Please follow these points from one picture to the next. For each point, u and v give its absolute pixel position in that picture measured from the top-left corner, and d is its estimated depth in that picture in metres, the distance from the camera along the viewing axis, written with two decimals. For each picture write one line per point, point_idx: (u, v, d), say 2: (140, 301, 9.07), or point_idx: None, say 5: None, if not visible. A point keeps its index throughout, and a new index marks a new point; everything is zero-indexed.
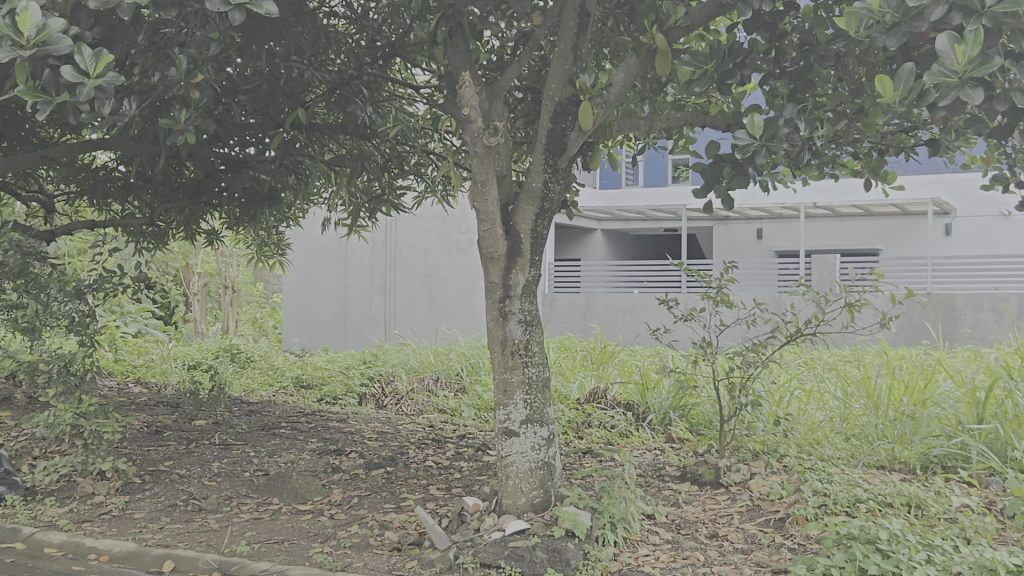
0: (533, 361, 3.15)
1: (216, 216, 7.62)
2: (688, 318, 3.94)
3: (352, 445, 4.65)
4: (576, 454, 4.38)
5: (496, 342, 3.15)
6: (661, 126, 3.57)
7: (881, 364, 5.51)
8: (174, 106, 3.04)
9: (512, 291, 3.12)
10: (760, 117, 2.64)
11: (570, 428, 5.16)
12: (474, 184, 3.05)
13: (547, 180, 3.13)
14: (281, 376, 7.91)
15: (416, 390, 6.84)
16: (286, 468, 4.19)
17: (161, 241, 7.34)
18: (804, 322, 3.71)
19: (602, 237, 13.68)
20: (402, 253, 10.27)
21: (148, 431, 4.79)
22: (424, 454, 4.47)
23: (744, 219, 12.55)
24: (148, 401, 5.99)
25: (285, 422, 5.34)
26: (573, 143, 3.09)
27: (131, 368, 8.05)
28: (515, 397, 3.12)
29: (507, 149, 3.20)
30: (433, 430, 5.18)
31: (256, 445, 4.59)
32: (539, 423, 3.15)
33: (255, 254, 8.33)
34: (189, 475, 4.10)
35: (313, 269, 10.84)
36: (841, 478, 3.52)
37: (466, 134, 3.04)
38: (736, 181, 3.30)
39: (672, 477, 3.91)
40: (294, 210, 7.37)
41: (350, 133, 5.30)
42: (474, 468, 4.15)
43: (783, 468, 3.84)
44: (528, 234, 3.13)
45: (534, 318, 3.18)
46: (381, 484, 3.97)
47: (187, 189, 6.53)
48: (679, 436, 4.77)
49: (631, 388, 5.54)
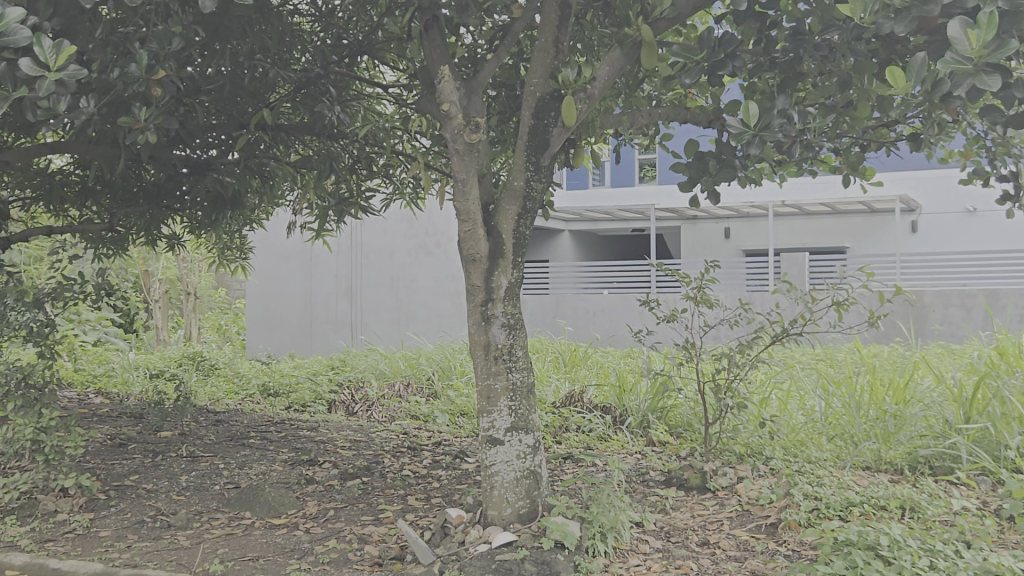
0: (517, 367, 3.04)
1: (177, 221, 7.43)
2: (672, 319, 3.85)
3: (325, 454, 4.52)
4: (556, 460, 4.27)
5: (478, 348, 3.04)
6: (642, 122, 3.48)
7: (860, 363, 5.45)
8: (137, 105, 2.90)
9: (495, 294, 3.01)
10: (755, 104, 2.58)
11: (548, 433, 5.05)
12: (454, 183, 2.93)
13: (529, 178, 3.02)
14: (248, 384, 7.73)
15: (387, 396, 6.69)
16: (257, 480, 4.04)
17: (121, 247, 7.14)
18: (790, 321, 3.63)
19: (569, 238, 13.60)
20: (368, 257, 10.13)
21: (112, 443, 4.62)
22: (400, 463, 4.34)
23: (712, 218, 12.54)
24: (110, 412, 5.80)
25: (254, 432, 5.19)
26: (557, 139, 2.98)
27: (91, 378, 7.83)
28: (499, 404, 3.01)
29: (486, 146, 3.08)
30: (408, 438, 5.05)
31: (226, 457, 4.43)
32: (525, 430, 3.04)
33: (217, 259, 8.14)
34: (157, 490, 3.94)
35: (276, 274, 10.63)
36: (832, 481, 3.45)
37: (446, 131, 2.93)
38: (723, 174, 3.27)
39: (656, 482, 3.81)
40: (258, 213, 7.20)
41: (318, 135, 5.16)
42: (453, 476, 4.03)
43: (770, 471, 3.76)
44: (510, 235, 3.03)
45: (518, 322, 3.07)
46: (357, 495, 3.84)
47: (147, 193, 6.34)
48: (660, 439, 4.68)
49: (607, 390, 5.44)
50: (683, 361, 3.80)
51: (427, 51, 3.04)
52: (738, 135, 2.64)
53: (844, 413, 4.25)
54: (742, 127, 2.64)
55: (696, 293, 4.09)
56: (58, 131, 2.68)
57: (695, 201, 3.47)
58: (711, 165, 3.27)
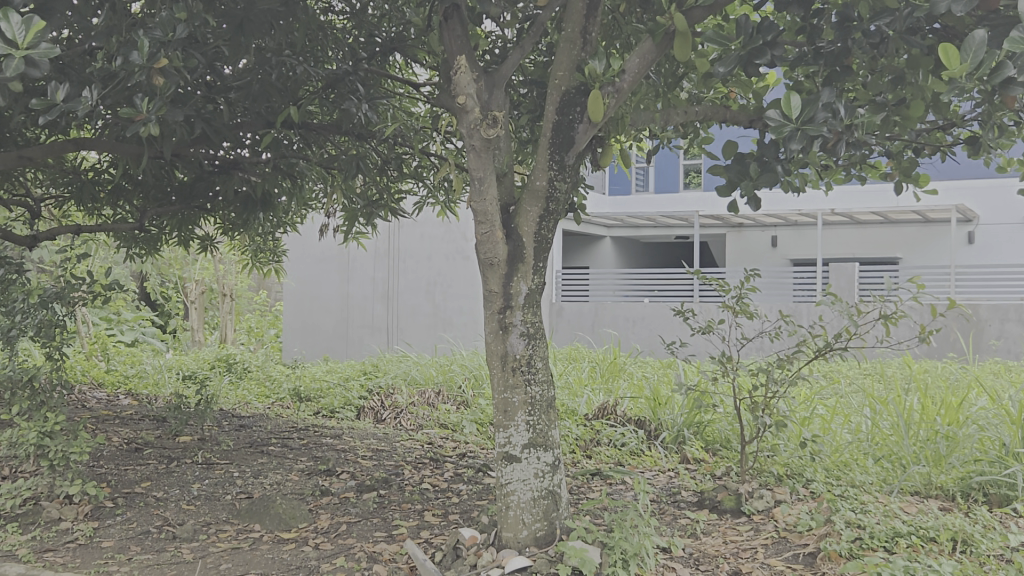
0: (536, 380, 2.84)
1: (210, 222, 7.34)
2: (707, 331, 3.62)
3: (344, 464, 4.35)
4: (584, 476, 4.07)
5: (496, 358, 2.85)
6: (678, 120, 3.26)
7: (911, 380, 5.18)
8: (139, 95, 2.75)
9: (514, 301, 2.82)
10: (797, 96, 2.38)
11: (578, 447, 4.84)
12: (471, 182, 2.74)
13: (552, 178, 2.82)
14: (279, 388, 7.61)
15: (416, 404, 6.50)
16: (271, 491, 3.88)
17: (153, 247, 7.06)
18: (834, 335, 3.38)
19: (612, 245, 13.37)
20: (405, 260, 9.99)
21: (128, 448, 4.50)
22: (420, 475, 4.16)
23: (759, 226, 12.25)
24: (133, 415, 5.69)
25: (275, 438, 5.04)
26: (582, 137, 2.77)
27: (122, 379, 7.76)
28: (516, 419, 2.82)
29: (508, 144, 2.89)
30: (432, 448, 4.87)
31: (241, 465, 4.28)
32: (544, 447, 2.84)
33: (251, 260, 8.04)
34: (167, 498, 3.80)
35: (312, 277, 10.52)
36: (877, 508, 3.21)
37: (462, 126, 2.74)
38: (765, 180, 3.06)
39: (688, 503, 3.59)
40: (292, 215, 7.08)
41: (346, 134, 5.01)
42: (474, 491, 3.85)
43: (810, 495, 3.52)
44: (531, 238, 2.83)
45: (538, 331, 2.87)
46: (372, 509, 3.66)
47: (177, 193, 6.24)
48: (694, 456, 4.46)
49: (642, 403, 5.21)
50: (719, 374, 3.56)
51: (445, 42, 2.84)
52: (776, 127, 2.44)
53: (892, 433, 4.01)
54: (782, 119, 2.44)
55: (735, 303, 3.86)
56: (52, 121, 2.53)
57: (734, 206, 3.25)
58: (753, 169, 3.07)
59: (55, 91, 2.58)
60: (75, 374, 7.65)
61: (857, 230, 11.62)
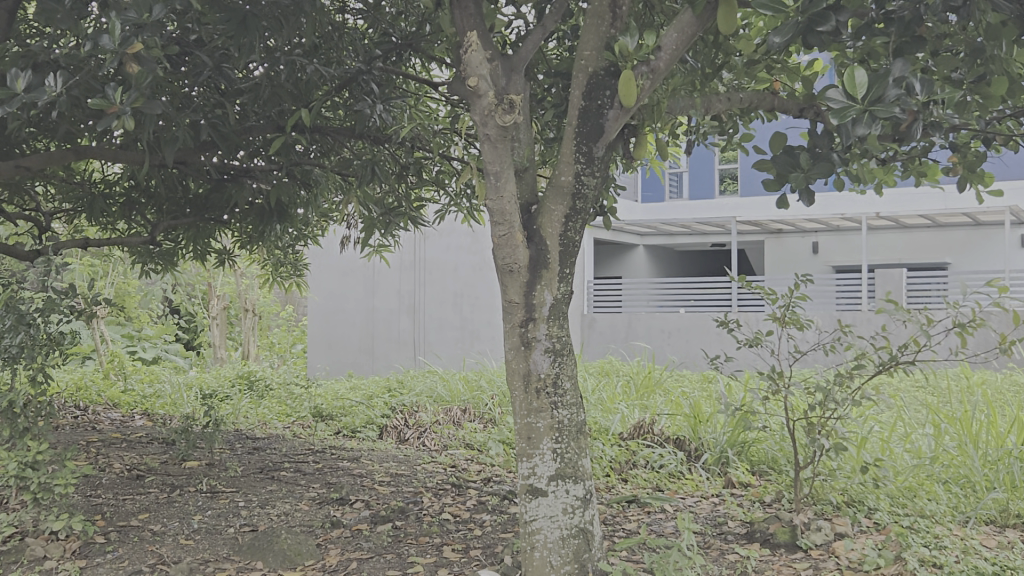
0: (563, 403, 2.50)
1: (228, 235, 7.05)
2: (755, 343, 3.24)
3: (359, 491, 4.02)
4: (619, 504, 3.73)
5: (517, 377, 2.51)
6: (720, 108, 2.92)
7: (972, 392, 4.77)
8: (111, 84, 2.43)
9: (538, 312, 2.48)
10: (862, 71, 2.01)
11: (613, 469, 4.47)
12: (485, 176, 2.37)
13: (579, 172, 2.48)
14: (301, 407, 7.31)
15: (441, 422, 6.16)
16: (278, 522, 3.56)
17: (170, 261, 6.79)
18: (899, 347, 3.00)
19: (645, 254, 13.00)
20: (431, 272, 9.69)
21: (129, 475, 4.20)
22: (441, 504, 3.81)
23: (799, 232, 11.83)
24: (141, 438, 5.39)
25: (289, 462, 4.72)
26: (613, 124, 2.43)
27: (138, 399, 7.48)
28: (542, 447, 2.48)
29: (528, 134, 2.55)
30: (456, 472, 4.53)
31: (248, 493, 3.96)
32: (573, 479, 2.50)
33: (271, 275, 7.76)
34: (163, 532, 3.48)
35: (336, 290, 10.23)
36: (954, 543, 2.84)
37: (476, 113, 2.34)
38: (818, 170, 2.69)
39: (736, 536, 3.21)
40: (311, 226, 6.78)
41: (360, 138, 4.69)
42: (498, 523, 3.51)
43: (874, 526, 3.15)
44: (556, 240, 2.50)
45: (565, 346, 2.53)
46: (386, 544, 3.33)
47: (192, 205, 5.97)
48: (741, 480, 4.10)
49: (681, 420, 4.84)
50: (771, 393, 3.18)
51: (458, 22, 2.52)
52: (839, 110, 2.05)
53: (959, 452, 3.64)
54: (846, 100, 2.05)
55: (784, 314, 3.47)
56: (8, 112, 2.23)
57: (784, 203, 2.90)
58: (804, 160, 2.71)
59: (14, 81, 2.29)
60: (89, 395, 7.37)
61: (902, 234, 11.18)
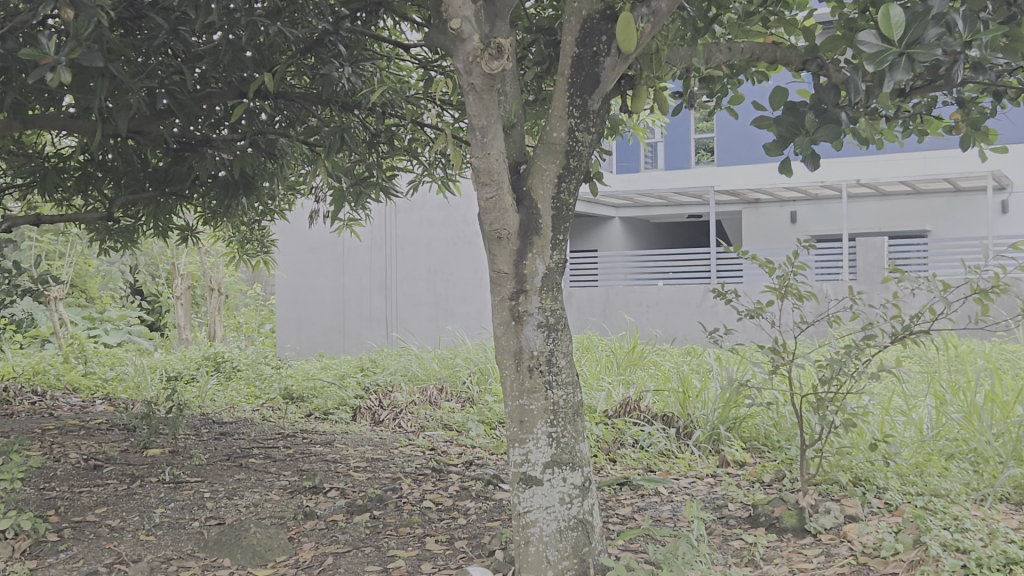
0: (558, 382, 2.28)
1: (190, 211, 6.74)
2: (757, 315, 3.01)
3: (334, 478, 3.79)
4: (611, 487, 3.53)
5: (507, 355, 2.28)
6: (721, 58, 2.69)
7: (971, 360, 4.60)
8: (44, 32, 2.18)
9: (529, 284, 2.24)
10: (898, 8, 1.73)
11: (600, 449, 4.25)
12: (470, 133, 2.11)
13: (573, 127, 2.24)
14: (270, 388, 7.05)
15: (417, 402, 5.92)
16: (246, 515, 3.32)
17: (130, 238, 6.47)
18: (913, 316, 2.80)
19: (620, 226, 12.79)
20: (403, 248, 9.46)
21: (86, 466, 3.93)
22: (421, 491, 3.58)
23: (776, 201, 11.69)
24: (100, 425, 5.10)
25: (258, 449, 4.47)
26: (610, 74, 2.19)
27: (99, 384, 7.17)
28: (536, 431, 2.26)
29: (514, 86, 2.30)
30: (435, 455, 4.29)
31: (214, 483, 3.71)
32: (570, 465, 2.28)
33: (236, 252, 7.45)
34: (122, 528, 3.22)
35: (305, 267, 9.87)
36: (977, 525, 2.66)
37: (458, 60, 2.06)
38: (824, 131, 2.44)
39: (738, 520, 3.01)
40: (279, 201, 6.49)
41: (328, 103, 4.41)
42: (483, 510, 3.29)
43: (886, 507, 2.96)
44: (548, 204, 2.27)
45: (560, 321, 2.31)
46: (364, 536, 3.10)
47: (151, 178, 5.71)
48: (736, 458, 3.90)
49: (669, 396, 4.63)
50: (775, 368, 2.96)
51: None
52: (875, 56, 1.79)
53: (969, 426, 3.46)
54: (882, 44, 1.79)
55: (785, 282, 3.24)
56: None
57: (786, 169, 2.57)
58: (807, 121, 2.46)
59: None
60: (47, 380, 7.06)
61: (881, 202, 11.04)
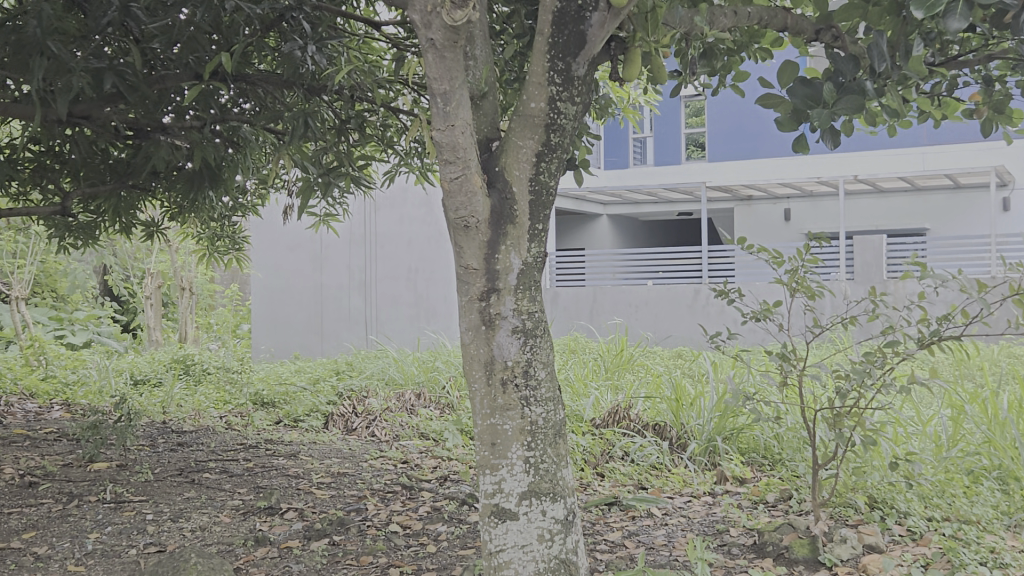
0: (537, 398, 1.94)
1: (155, 205, 6.33)
2: (764, 317, 2.67)
3: (294, 497, 3.43)
4: (599, 508, 3.19)
5: (476, 366, 1.93)
6: (726, 23, 2.37)
7: (986, 367, 4.28)
8: None
9: (503, 282, 1.90)
10: None
11: (587, 464, 3.90)
12: (430, 99, 1.75)
13: (553, 97, 1.91)
14: (240, 393, 6.66)
15: (393, 409, 5.56)
16: (191, 541, 2.96)
17: (90, 236, 6.08)
18: (942, 320, 2.46)
19: (607, 223, 12.47)
20: (383, 246, 9.10)
21: (21, 483, 3.56)
22: (388, 512, 3.24)
23: (770, 199, 11.42)
24: (47, 435, 4.72)
25: (215, 462, 4.09)
26: (598, 31, 1.84)
27: (57, 389, 6.77)
28: (510, 455, 1.92)
29: (483, 47, 1.96)
30: (408, 470, 3.92)
31: (159, 503, 3.35)
32: (550, 496, 1.94)
33: (207, 250, 7.05)
34: (48, 557, 2.85)
35: (281, 266, 9.51)
36: (1017, 561, 2.38)
37: (415, 10, 1.69)
38: (846, 105, 1.97)
39: (742, 548, 2.66)
40: (251, 195, 6.09)
41: (291, 86, 4.04)
42: (456, 536, 2.94)
43: (908, 535, 2.64)
44: (525, 189, 1.92)
45: (539, 326, 1.96)
46: (321, 566, 2.74)
47: (112, 170, 5.04)
48: (734, 474, 3.57)
49: (661, 404, 4.29)
50: (784, 377, 2.62)
51: None
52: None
53: (997, 440, 3.14)
54: None
55: (794, 278, 2.89)
56: None
57: (801, 149, 2.22)
58: (826, 92, 2.00)
59: None
60: (3, 384, 6.66)
61: (879, 199, 10.77)
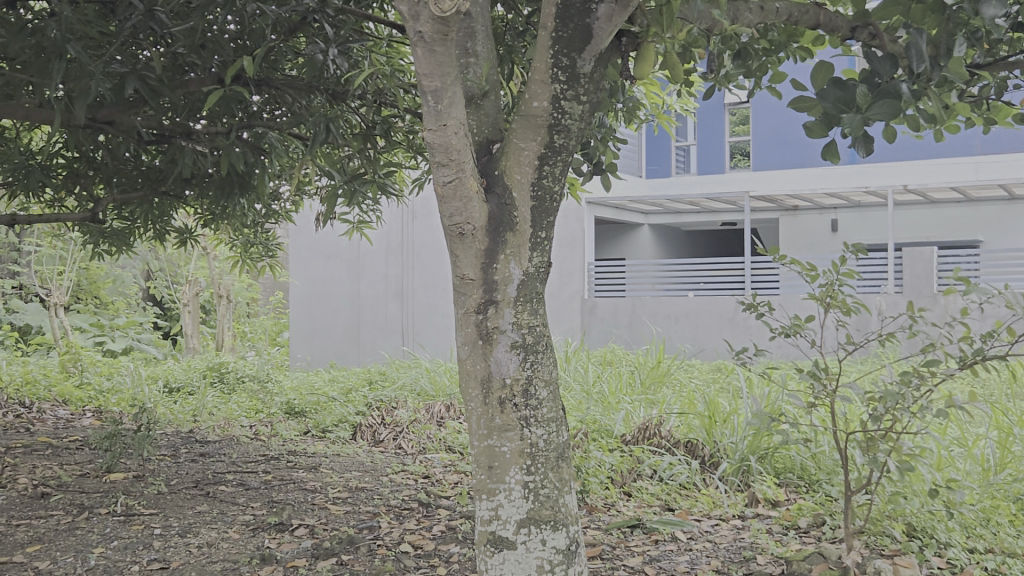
0: (538, 419, 1.80)
1: (188, 212, 6.29)
2: (794, 333, 2.51)
3: (307, 513, 3.32)
4: (620, 531, 3.04)
5: (473, 383, 1.81)
6: (751, 19, 2.22)
7: None
8: None
9: (501, 293, 1.77)
10: None
11: (613, 481, 3.75)
12: (420, 97, 1.60)
13: (557, 95, 1.79)
14: (271, 402, 6.60)
15: (422, 420, 5.44)
16: (196, 558, 2.86)
17: (122, 243, 6.05)
18: (986, 338, 2.28)
19: (650, 233, 12.29)
20: (420, 255, 9.01)
21: (33, 494, 3.49)
22: (400, 530, 3.12)
23: (817, 209, 11.16)
24: (70, 443, 4.67)
25: (232, 474, 4.00)
26: (604, 25, 1.73)
27: (90, 395, 6.75)
28: (508, 479, 1.79)
29: (486, 41, 1.86)
30: (428, 486, 3.80)
31: (169, 517, 3.27)
32: (551, 523, 1.81)
33: (241, 257, 7.01)
34: (49, 571, 2.76)
35: (319, 274, 9.47)
36: None
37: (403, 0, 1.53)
38: (881, 108, 1.77)
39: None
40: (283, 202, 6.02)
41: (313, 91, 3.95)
42: (467, 559, 2.81)
43: (948, 568, 2.46)
44: (526, 193, 1.80)
45: (541, 341, 1.83)
46: None
47: (143, 177, 5.01)
48: (766, 496, 3.40)
49: (693, 420, 4.13)
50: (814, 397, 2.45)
51: None
52: None
53: None
54: None
55: (828, 291, 2.72)
56: None
57: (831, 156, 2.06)
58: (860, 95, 1.79)
59: None
60: (37, 391, 6.66)
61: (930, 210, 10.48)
